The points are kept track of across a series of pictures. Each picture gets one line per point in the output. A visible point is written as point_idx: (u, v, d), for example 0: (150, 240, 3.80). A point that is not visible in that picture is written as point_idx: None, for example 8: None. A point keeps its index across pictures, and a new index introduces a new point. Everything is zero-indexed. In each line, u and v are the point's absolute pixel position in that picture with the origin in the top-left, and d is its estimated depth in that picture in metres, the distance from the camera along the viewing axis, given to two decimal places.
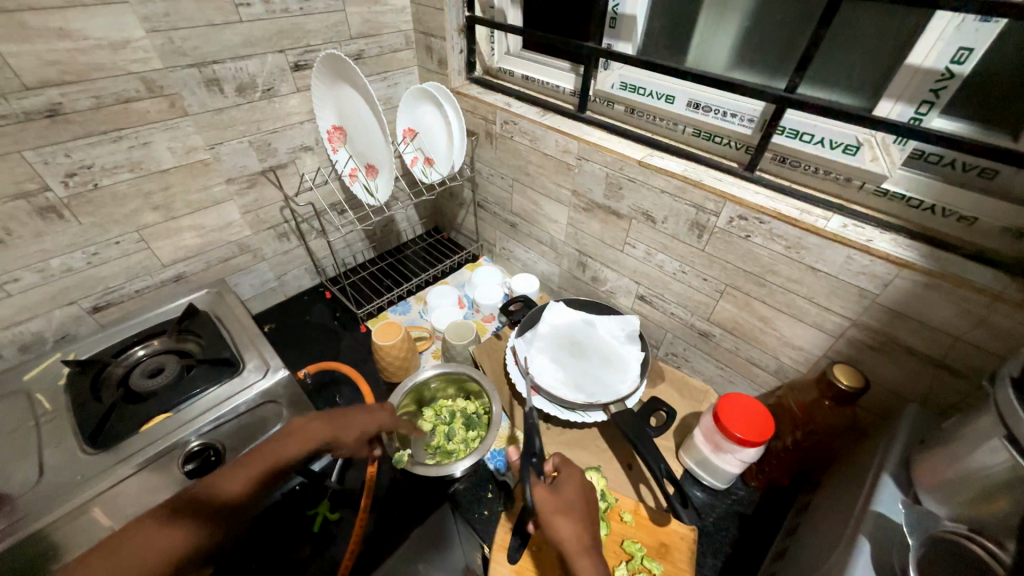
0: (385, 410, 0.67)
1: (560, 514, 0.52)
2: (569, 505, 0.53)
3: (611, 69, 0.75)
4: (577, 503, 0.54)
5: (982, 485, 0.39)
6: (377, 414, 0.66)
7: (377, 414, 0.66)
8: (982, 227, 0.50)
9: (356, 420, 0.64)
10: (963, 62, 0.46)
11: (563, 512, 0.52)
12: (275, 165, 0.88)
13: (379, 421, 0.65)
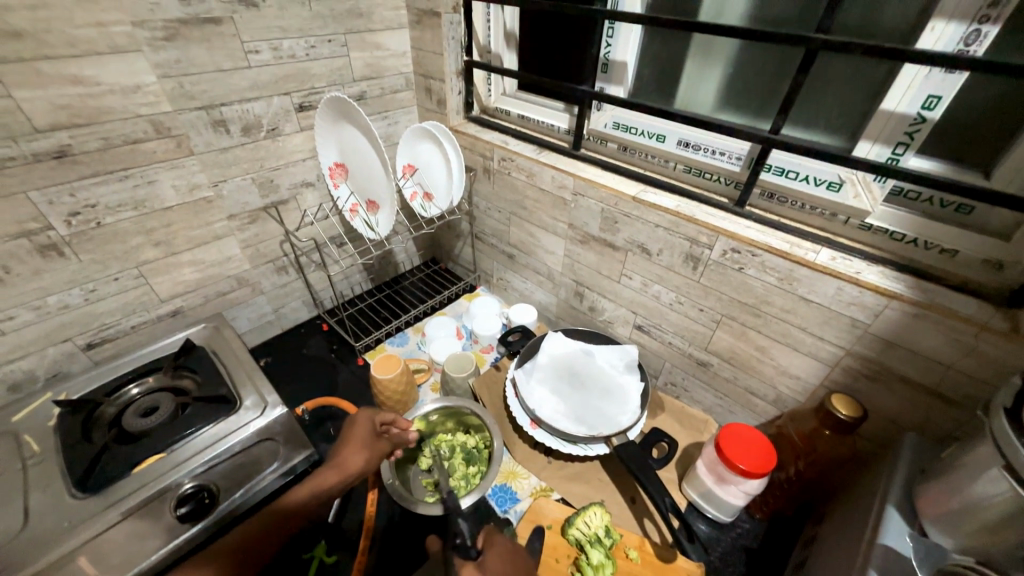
0: (363, 414, 0.71)
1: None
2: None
3: (604, 110, 0.79)
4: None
5: (985, 517, 0.39)
6: (357, 420, 0.69)
7: (360, 419, 0.69)
8: (964, 259, 0.52)
9: (349, 441, 0.67)
10: (933, 108, 0.49)
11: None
12: (277, 201, 0.89)
13: (367, 419, 0.69)
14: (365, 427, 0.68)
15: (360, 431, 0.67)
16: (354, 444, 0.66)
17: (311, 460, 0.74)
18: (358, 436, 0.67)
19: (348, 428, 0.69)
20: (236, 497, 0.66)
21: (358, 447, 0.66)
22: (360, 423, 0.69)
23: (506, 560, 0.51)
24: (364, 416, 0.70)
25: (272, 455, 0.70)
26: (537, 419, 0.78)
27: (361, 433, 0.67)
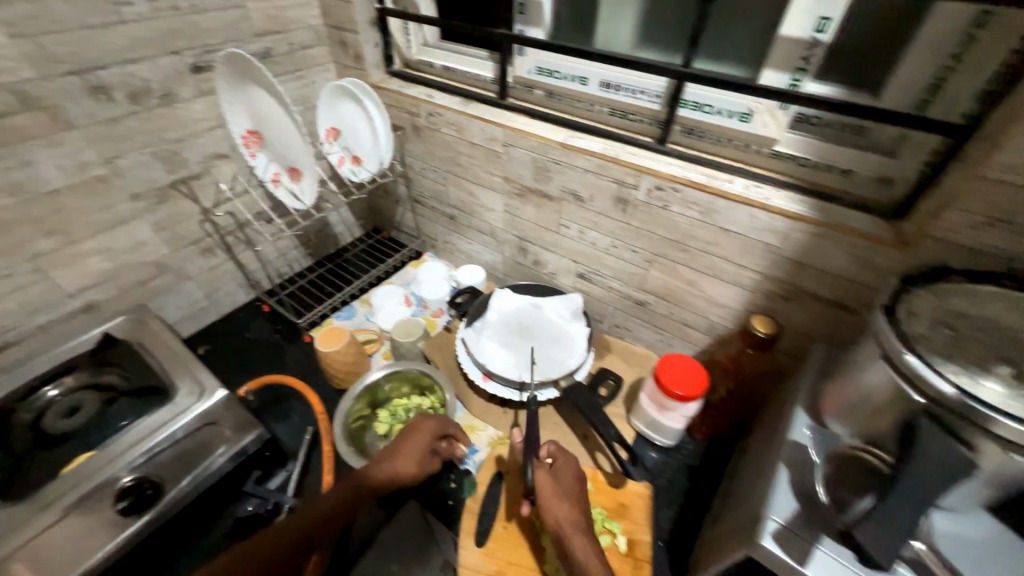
0: (429, 421, 0.68)
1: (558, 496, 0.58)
2: (566, 505, 0.58)
3: (526, 55, 0.76)
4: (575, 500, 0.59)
5: (873, 402, 0.43)
6: (419, 427, 0.67)
7: (421, 428, 0.67)
8: (859, 178, 0.56)
9: (408, 446, 0.64)
10: (824, 31, 0.52)
11: (562, 497, 0.59)
12: (187, 176, 0.82)
13: (424, 430, 0.66)
14: (425, 437, 0.65)
15: (416, 440, 0.65)
16: (408, 453, 0.63)
17: (264, 439, 0.69)
18: (411, 447, 0.64)
19: (404, 433, 0.67)
20: (184, 486, 0.62)
21: (411, 457, 0.63)
22: (425, 426, 0.67)
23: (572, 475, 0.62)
24: (427, 425, 0.67)
25: (220, 437, 0.66)
26: (489, 373, 0.80)
27: (415, 442, 0.65)
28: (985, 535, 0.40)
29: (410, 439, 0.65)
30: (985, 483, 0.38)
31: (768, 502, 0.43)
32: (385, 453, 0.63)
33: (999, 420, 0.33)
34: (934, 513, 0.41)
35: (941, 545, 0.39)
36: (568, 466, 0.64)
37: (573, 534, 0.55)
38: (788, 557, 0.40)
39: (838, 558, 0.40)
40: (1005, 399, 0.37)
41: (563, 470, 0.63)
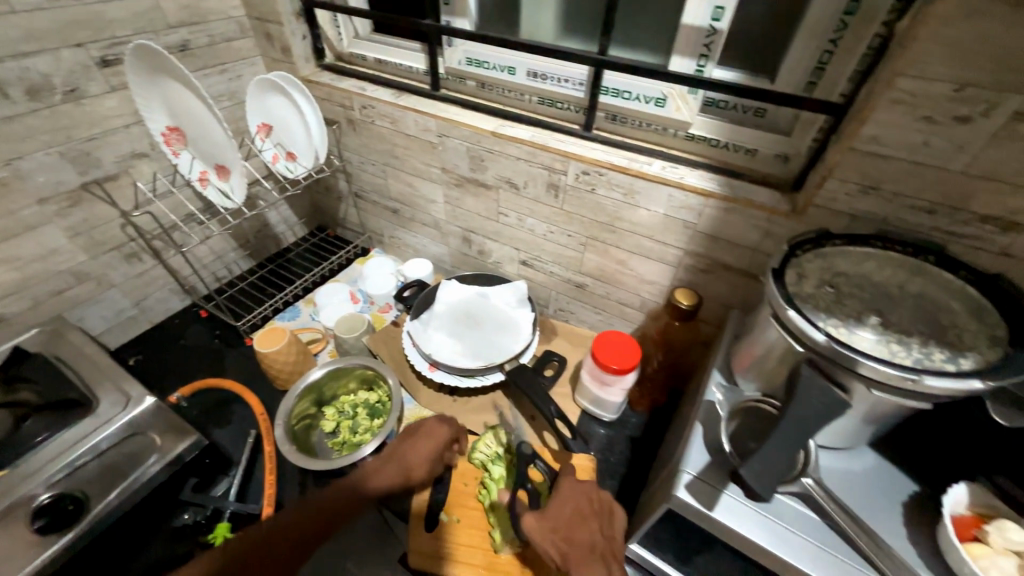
0: (447, 424, 0.69)
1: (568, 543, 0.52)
2: (576, 541, 0.53)
3: (454, 45, 0.77)
4: (587, 536, 0.53)
5: (774, 357, 0.47)
6: (434, 429, 0.67)
7: (436, 431, 0.67)
8: (761, 156, 0.61)
9: (423, 447, 0.65)
10: (721, 19, 0.55)
11: (567, 535, 0.53)
12: (102, 178, 0.77)
13: (441, 439, 0.67)
14: (439, 440, 0.66)
15: (432, 443, 0.66)
16: (420, 455, 0.64)
17: (201, 446, 0.66)
18: (425, 453, 0.65)
19: (418, 432, 0.67)
20: (111, 500, 0.59)
21: (422, 462, 0.64)
22: (437, 432, 0.67)
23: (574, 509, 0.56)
24: (445, 430, 0.68)
25: (151, 447, 0.64)
26: (435, 362, 0.81)
27: (429, 449, 0.65)
28: (866, 465, 0.46)
29: (419, 446, 0.65)
30: (861, 419, 0.43)
31: (683, 457, 0.47)
32: (393, 458, 0.63)
33: (861, 361, 0.38)
34: (820, 451, 0.47)
35: (825, 477, 0.45)
36: (575, 488, 0.58)
37: None
38: (698, 504, 0.44)
39: (741, 499, 0.44)
40: (874, 344, 0.42)
41: (557, 505, 0.56)
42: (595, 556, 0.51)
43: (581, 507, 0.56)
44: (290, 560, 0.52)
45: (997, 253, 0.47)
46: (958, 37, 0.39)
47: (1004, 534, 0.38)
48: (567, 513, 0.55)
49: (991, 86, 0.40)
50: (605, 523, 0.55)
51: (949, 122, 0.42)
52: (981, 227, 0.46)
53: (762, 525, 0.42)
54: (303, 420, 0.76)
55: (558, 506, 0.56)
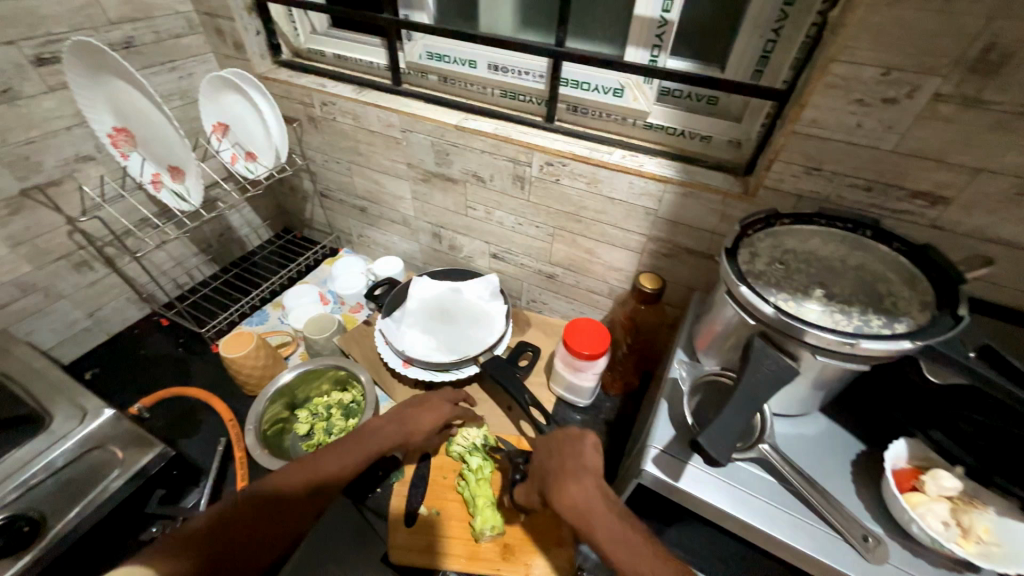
0: (450, 400, 0.71)
1: (564, 483, 0.52)
2: (549, 474, 0.55)
3: (414, 39, 0.76)
4: (554, 465, 0.55)
5: (731, 332, 0.49)
6: (438, 403, 0.70)
7: (439, 405, 0.70)
8: (716, 143, 0.64)
9: (426, 417, 0.67)
10: (671, 10, 0.57)
11: (561, 476, 0.53)
12: (44, 183, 0.73)
13: (443, 413, 0.69)
14: (441, 413, 0.69)
15: (434, 414, 0.68)
16: (422, 425, 0.67)
17: (168, 456, 0.64)
18: (427, 423, 0.67)
19: (423, 404, 0.69)
20: (72, 518, 0.56)
21: (424, 429, 0.66)
22: (441, 407, 0.69)
23: (567, 454, 0.56)
24: (448, 404, 0.70)
25: (113, 460, 0.62)
26: (409, 358, 0.80)
27: (432, 421, 0.68)
28: (818, 430, 0.49)
29: (423, 415, 0.67)
30: (811, 385, 0.46)
31: (651, 433, 0.49)
32: (397, 422, 0.65)
33: (807, 330, 0.40)
34: (776, 419, 0.50)
35: (781, 443, 0.48)
36: (542, 441, 0.61)
37: (599, 519, 0.47)
38: (666, 477, 0.46)
39: (704, 469, 0.46)
40: (821, 315, 0.44)
41: (542, 455, 0.60)
42: (563, 475, 0.53)
43: (549, 449, 0.58)
44: (278, 537, 0.48)
45: (928, 226, 0.51)
46: (882, 24, 0.41)
47: (938, 482, 0.41)
48: (557, 457, 0.56)
49: (914, 70, 0.43)
50: (575, 450, 0.56)
51: (879, 104, 0.45)
52: (913, 203, 0.50)
53: (724, 492, 0.44)
54: (275, 424, 0.74)
55: (546, 455, 0.59)
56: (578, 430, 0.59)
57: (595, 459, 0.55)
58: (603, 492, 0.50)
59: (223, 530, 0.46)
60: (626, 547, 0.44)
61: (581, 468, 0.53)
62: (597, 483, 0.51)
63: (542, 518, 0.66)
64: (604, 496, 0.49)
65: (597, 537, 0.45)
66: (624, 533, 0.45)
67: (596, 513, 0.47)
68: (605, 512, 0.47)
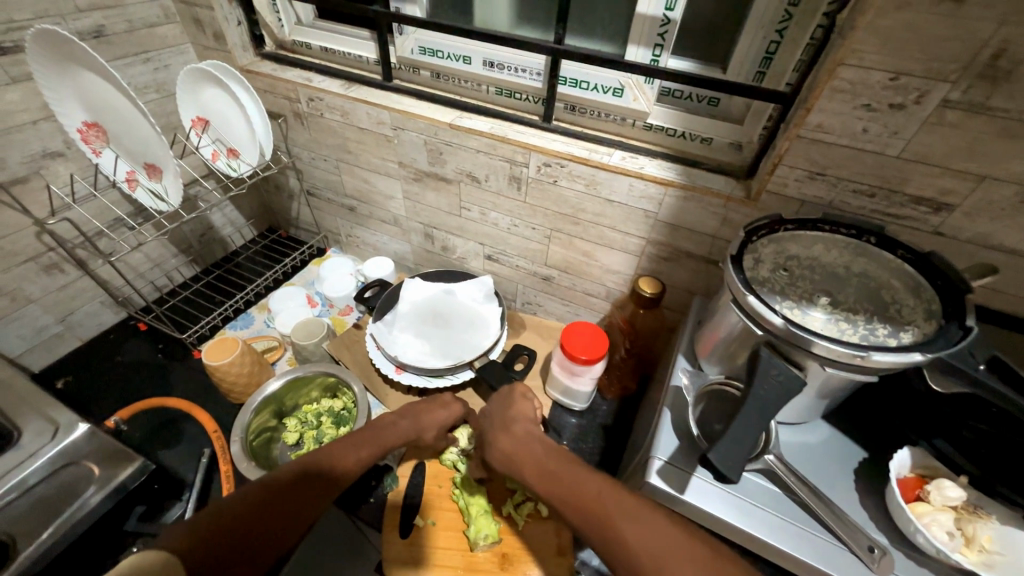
0: (462, 404, 0.71)
1: (505, 433, 0.59)
2: (486, 428, 0.62)
3: (406, 34, 0.73)
4: (492, 420, 0.63)
5: (733, 340, 0.49)
6: (450, 404, 0.70)
7: (452, 406, 0.70)
8: (717, 145, 0.63)
9: (438, 413, 0.68)
10: (674, 8, 0.56)
11: (500, 431, 0.60)
12: (7, 181, 0.68)
13: (456, 414, 0.69)
14: (451, 416, 0.69)
15: (447, 414, 0.68)
16: (432, 422, 0.67)
17: (149, 469, 0.61)
18: (438, 422, 0.67)
19: (435, 404, 0.69)
20: (45, 539, 0.53)
21: (434, 428, 0.67)
22: (453, 406, 0.70)
23: (501, 411, 0.64)
24: (458, 404, 0.71)
25: (89, 477, 0.58)
26: (402, 364, 0.78)
27: (444, 419, 0.68)
28: (820, 438, 0.49)
29: (438, 413, 0.67)
30: (816, 394, 0.45)
31: (654, 444, 0.48)
32: (406, 419, 0.64)
33: (815, 341, 0.40)
34: (778, 427, 0.49)
35: (784, 452, 0.47)
36: (486, 407, 0.67)
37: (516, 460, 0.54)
38: (669, 488, 0.45)
39: (708, 480, 0.45)
40: (825, 323, 0.44)
41: (488, 415, 0.65)
42: (497, 428, 0.60)
43: (489, 408, 0.66)
44: (281, 531, 0.43)
45: (931, 232, 0.51)
46: (892, 28, 0.41)
47: (941, 491, 0.41)
48: (497, 415, 0.63)
49: (922, 75, 0.42)
50: (507, 406, 0.64)
51: (886, 110, 0.45)
52: (915, 209, 0.50)
53: (728, 504, 0.44)
54: (263, 432, 0.72)
55: (489, 412, 0.65)
56: (510, 387, 0.68)
57: (527, 411, 0.63)
58: (532, 437, 0.56)
59: (237, 523, 0.41)
60: (545, 476, 0.50)
61: (512, 420, 0.61)
62: (527, 431, 0.58)
63: (541, 527, 0.65)
64: (532, 438, 0.56)
65: (526, 473, 0.52)
66: (547, 464, 0.51)
67: (523, 454, 0.54)
68: (531, 448, 0.54)
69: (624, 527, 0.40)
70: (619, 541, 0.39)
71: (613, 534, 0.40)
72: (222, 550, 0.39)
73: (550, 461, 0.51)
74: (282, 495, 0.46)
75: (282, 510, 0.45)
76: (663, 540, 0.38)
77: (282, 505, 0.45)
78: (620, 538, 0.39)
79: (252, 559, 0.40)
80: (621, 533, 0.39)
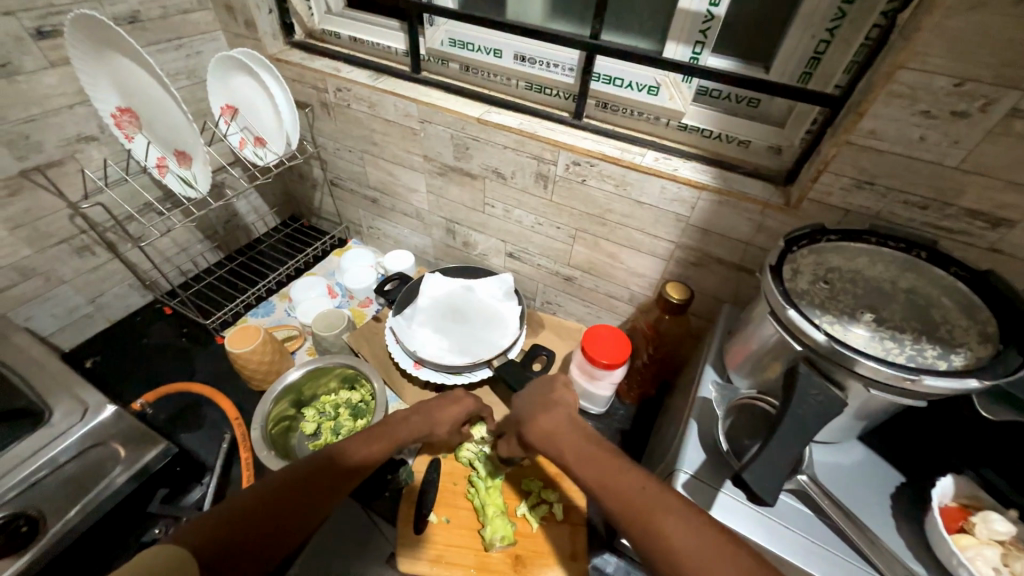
0: (474, 399, 0.70)
1: (546, 413, 0.57)
2: (522, 410, 0.60)
3: (436, 25, 0.72)
4: (527, 402, 0.61)
5: (767, 354, 0.47)
6: (462, 400, 0.68)
7: (463, 402, 0.68)
8: (755, 148, 0.60)
9: (451, 407, 0.67)
10: (719, 4, 0.53)
11: (536, 414, 0.58)
12: (43, 164, 0.69)
13: (467, 408, 0.68)
14: (463, 410, 0.67)
15: (460, 409, 0.67)
16: (446, 416, 0.65)
17: (172, 453, 0.62)
18: (451, 417, 0.66)
19: (448, 400, 0.68)
20: (72, 517, 0.54)
21: (448, 423, 0.65)
22: (464, 401, 0.69)
23: (536, 396, 0.61)
24: (469, 398, 0.69)
25: (115, 458, 0.59)
26: (420, 359, 0.78)
27: (458, 415, 0.67)
28: (855, 459, 0.47)
29: (451, 408, 0.66)
30: (854, 415, 0.44)
31: (680, 456, 0.47)
32: (420, 413, 0.63)
33: (860, 361, 0.38)
34: (813, 446, 0.48)
35: (817, 471, 0.45)
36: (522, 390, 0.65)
37: (557, 444, 0.53)
38: (696, 503, 0.44)
39: (737, 497, 0.43)
40: (869, 342, 0.42)
41: (524, 397, 0.63)
42: (536, 408, 0.59)
43: (526, 390, 0.64)
44: (291, 527, 0.44)
45: (986, 248, 0.48)
46: (961, 30, 0.38)
47: (988, 525, 0.39)
48: (534, 397, 0.61)
49: (991, 81, 0.39)
50: (548, 389, 0.62)
51: (947, 117, 0.42)
52: (971, 223, 0.47)
53: (758, 525, 0.42)
54: (283, 421, 0.72)
55: (525, 394, 0.63)
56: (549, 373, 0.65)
57: (567, 398, 0.61)
58: (572, 422, 0.55)
59: (246, 519, 0.42)
60: (586, 462, 0.49)
61: (551, 402, 0.59)
62: (568, 415, 0.56)
63: (556, 531, 0.64)
64: (572, 424, 0.55)
65: (567, 456, 0.51)
66: (587, 450, 0.50)
67: (565, 438, 0.53)
68: (570, 433, 0.53)
69: (667, 525, 0.39)
70: (659, 537, 0.39)
71: (657, 530, 0.40)
72: (229, 547, 0.39)
73: (590, 447, 0.50)
74: (294, 492, 0.46)
75: (294, 506, 0.45)
76: (705, 543, 0.38)
77: (294, 501, 0.45)
78: (664, 536, 0.39)
79: (258, 556, 0.40)
80: (663, 529, 0.39)
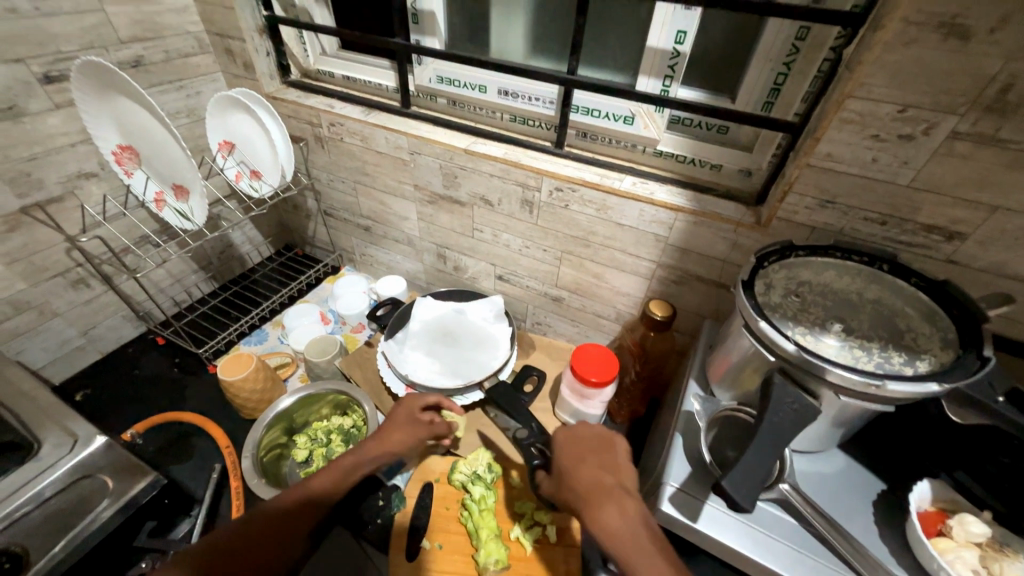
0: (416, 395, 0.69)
1: (618, 501, 0.46)
2: (586, 486, 0.49)
3: (425, 64, 0.76)
4: (588, 480, 0.49)
5: (742, 369, 0.49)
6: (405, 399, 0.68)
7: (407, 400, 0.68)
8: (726, 172, 0.64)
9: (396, 411, 0.66)
10: (683, 43, 0.58)
11: (609, 499, 0.46)
12: (44, 201, 0.72)
13: (411, 403, 0.67)
14: (407, 408, 0.66)
15: (404, 408, 0.66)
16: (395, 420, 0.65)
17: (160, 484, 0.62)
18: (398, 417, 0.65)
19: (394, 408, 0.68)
20: (56, 553, 0.54)
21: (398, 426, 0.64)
22: (409, 400, 0.68)
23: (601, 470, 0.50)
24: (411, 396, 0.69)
25: (102, 490, 0.59)
26: (412, 383, 0.79)
27: (402, 413, 0.65)
28: (837, 468, 0.48)
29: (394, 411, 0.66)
30: (831, 423, 0.45)
31: (665, 470, 0.47)
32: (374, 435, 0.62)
33: (830, 370, 0.40)
34: (794, 455, 0.49)
35: (800, 481, 0.46)
36: (567, 443, 0.55)
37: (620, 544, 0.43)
38: (681, 516, 0.44)
39: (721, 509, 0.44)
40: (839, 350, 0.44)
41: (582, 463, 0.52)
42: (602, 492, 0.47)
43: (584, 456, 0.53)
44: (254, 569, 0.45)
45: (944, 260, 0.51)
46: (898, 62, 0.42)
47: (965, 527, 0.40)
48: (600, 473, 0.50)
49: (931, 108, 0.43)
50: (612, 464, 0.51)
51: (895, 141, 0.46)
52: (927, 237, 0.50)
53: (744, 536, 0.43)
54: (273, 449, 0.72)
55: (588, 461, 0.52)
56: (608, 436, 0.55)
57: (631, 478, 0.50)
58: (641, 514, 0.45)
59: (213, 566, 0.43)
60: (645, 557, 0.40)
61: (618, 484, 0.48)
62: (637, 504, 0.46)
63: (549, 554, 0.63)
64: (640, 516, 0.44)
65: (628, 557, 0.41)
66: (641, 540, 0.42)
67: (633, 538, 0.42)
68: (642, 527, 0.43)
69: None
70: None
71: None
72: None
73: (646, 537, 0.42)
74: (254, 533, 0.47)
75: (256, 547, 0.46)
76: None
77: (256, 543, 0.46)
78: None
79: None
80: None
